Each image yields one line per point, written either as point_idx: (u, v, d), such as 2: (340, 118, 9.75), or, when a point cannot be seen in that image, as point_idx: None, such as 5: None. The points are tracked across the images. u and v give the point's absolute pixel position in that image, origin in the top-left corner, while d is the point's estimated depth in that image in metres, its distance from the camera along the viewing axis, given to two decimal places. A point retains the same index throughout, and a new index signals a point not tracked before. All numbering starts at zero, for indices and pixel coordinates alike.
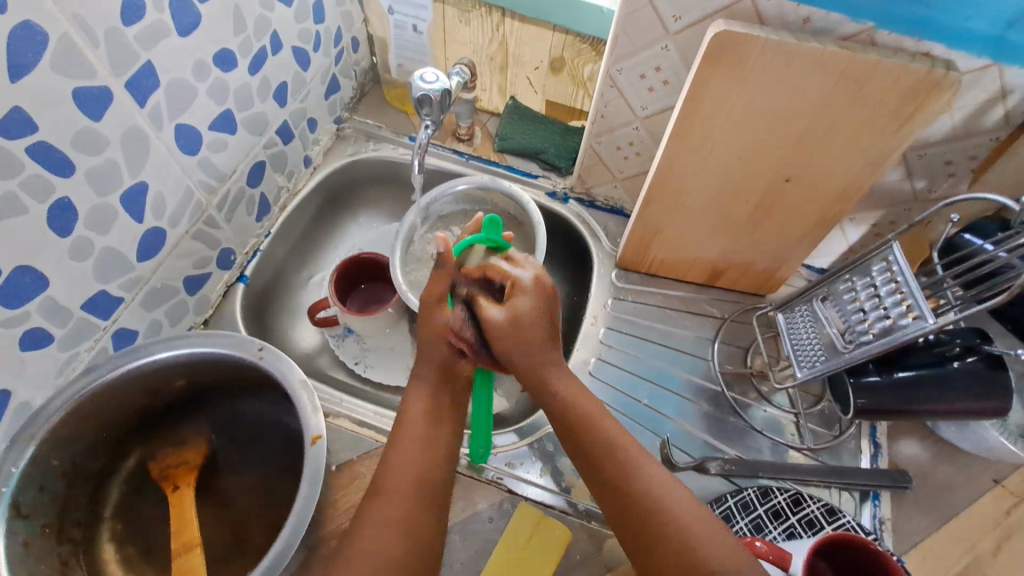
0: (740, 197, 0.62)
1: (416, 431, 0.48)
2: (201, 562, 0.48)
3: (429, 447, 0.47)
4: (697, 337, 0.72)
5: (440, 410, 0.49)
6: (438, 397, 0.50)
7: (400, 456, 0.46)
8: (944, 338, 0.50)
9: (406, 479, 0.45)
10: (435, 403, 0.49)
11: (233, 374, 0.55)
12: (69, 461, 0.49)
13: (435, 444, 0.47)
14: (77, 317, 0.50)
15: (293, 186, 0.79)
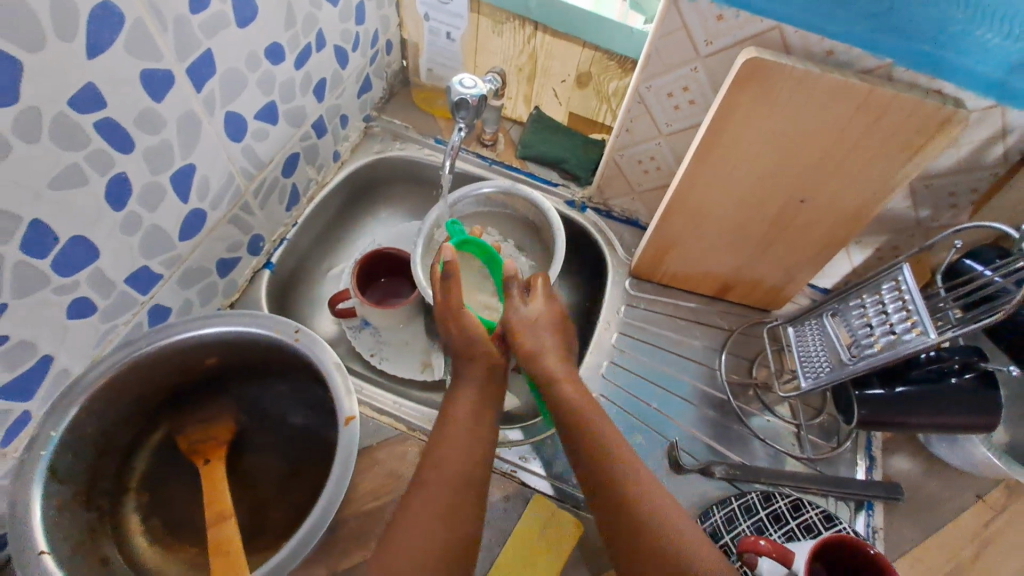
0: (755, 214, 0.66)
1: (459, 428, 0.51)
2: (232, 532, 0.46)
3: (468, 441, 0.50)
4: (705, 346, 0.75)
5: (479, 414, 0.53)
6: (478, 399, 0.55)
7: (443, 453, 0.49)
8: (944, 354, 0.52)
9: (450, 470, 0.48)
10: (480, 403, 0.54)
11: (264, 355, 0.56)
12: (103, 429, 0.50)
13: (473, 444, 0.50)
14: (119, 290, 0.51)
15: (321, 178, 0.81)
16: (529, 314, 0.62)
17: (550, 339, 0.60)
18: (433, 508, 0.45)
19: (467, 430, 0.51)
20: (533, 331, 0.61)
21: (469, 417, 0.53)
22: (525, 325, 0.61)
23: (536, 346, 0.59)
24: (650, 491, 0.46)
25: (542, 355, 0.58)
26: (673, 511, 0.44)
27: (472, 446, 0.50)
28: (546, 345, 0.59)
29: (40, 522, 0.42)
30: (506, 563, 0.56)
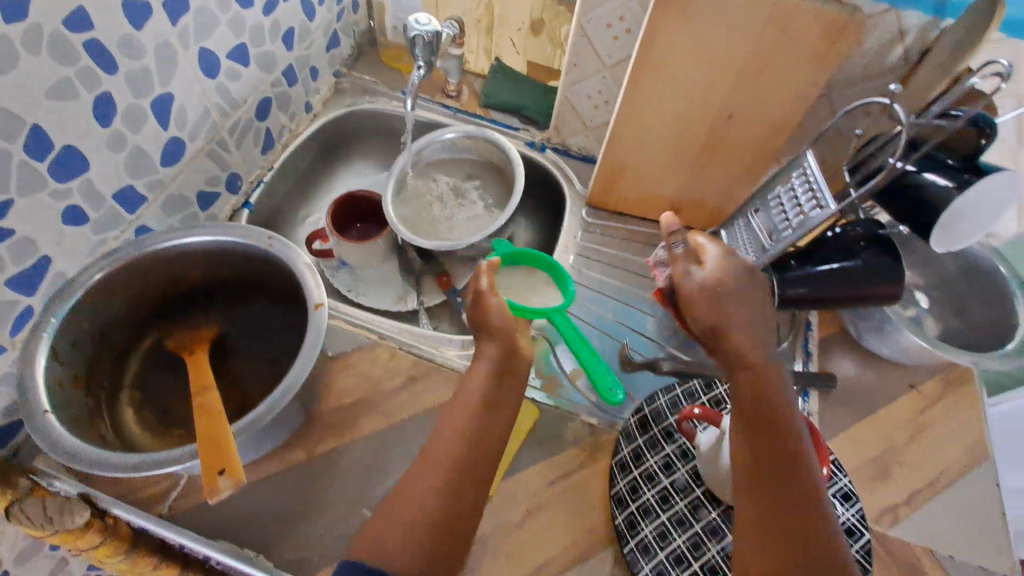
0: (691, 133, 0.72)
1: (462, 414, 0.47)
2: (215, 398, 0.49)
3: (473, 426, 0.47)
4: (656, 265, 0.82)
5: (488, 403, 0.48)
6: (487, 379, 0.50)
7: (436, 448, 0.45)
8: (847, 228, 0.59)
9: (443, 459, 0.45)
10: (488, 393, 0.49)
11: (243, 267, 0.62)
12: (99, 327, 0.55)
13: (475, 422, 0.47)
14: (108, 204, 0.57)
15: (294, 127, 0.86)
16: (706, 279, 0.50)
17: (743, 313, 0.49)
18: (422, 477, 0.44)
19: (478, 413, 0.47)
20: (714, 304, 0.49)
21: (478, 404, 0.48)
22: (700, 297, 0.50)
23: (717, 315, 0.49)
24: (799, 471, 0.43)
25: (726, 328, 0.48)
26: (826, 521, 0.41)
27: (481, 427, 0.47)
28: (742, 319, 0.48)
29: (45, 392, 0.48)
30: None
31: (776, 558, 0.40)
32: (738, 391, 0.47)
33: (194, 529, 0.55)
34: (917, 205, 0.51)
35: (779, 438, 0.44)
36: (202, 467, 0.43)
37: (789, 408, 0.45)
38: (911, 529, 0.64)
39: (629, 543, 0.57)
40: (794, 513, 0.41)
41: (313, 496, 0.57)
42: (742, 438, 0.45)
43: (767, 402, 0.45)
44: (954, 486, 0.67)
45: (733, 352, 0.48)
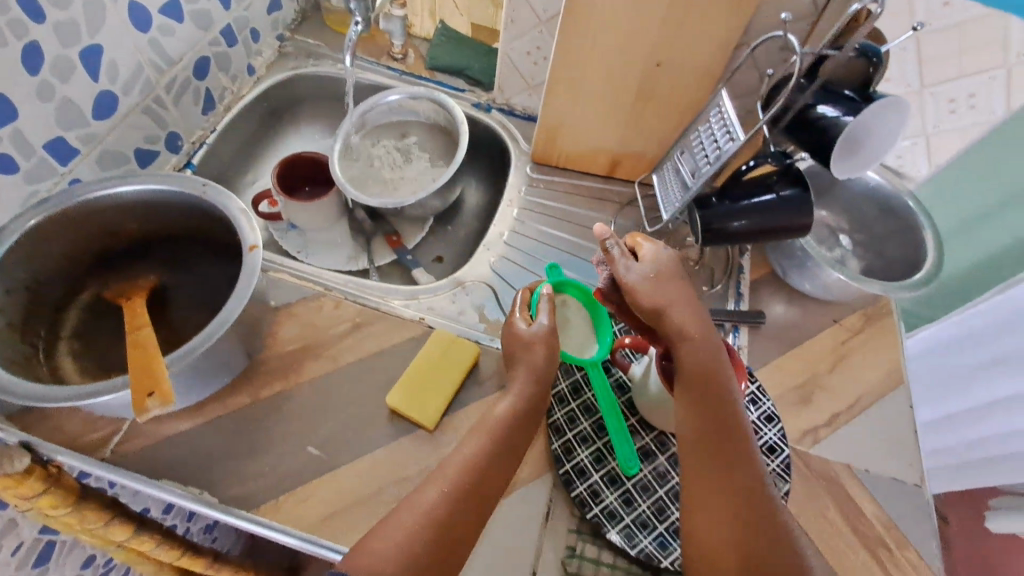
0: (623, 84, 0.74)
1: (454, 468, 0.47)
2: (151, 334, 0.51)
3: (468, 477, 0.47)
4: (599, 217, 0.84)
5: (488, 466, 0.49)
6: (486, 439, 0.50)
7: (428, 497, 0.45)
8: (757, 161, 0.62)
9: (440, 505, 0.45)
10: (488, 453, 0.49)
11: (181, 218, 0.62)
12: (35, 276, 0.56)
13: (468, 469, 0.48)
14: (38, 155, 0.57)
15: (237, 90, 0.86)
16: (645, 271, 0.56)
17: (682, 307, 0.55)
18: (415, 516, 0.44)
19: (473, 463, 0.48)
20: (657, 293, 0.55)
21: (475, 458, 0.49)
22: (645, 290, 0.55)
23: (660, 298, 0.54)
24: (739, 455, 0.49)
25: (667, 308, 0.54)
26: (745, 451, 0.49)
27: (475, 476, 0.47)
28: (682, 310, 0.54)
29: None
30: (408, 380, 0.62)
31: (709, 486, 0.48)
32: (682, 372, 0.53)
33: (138, 469, 0.56)
34: (819, 130, 0.56)
35: (713, 386, 0.51)
36: (131, 390, 0.46)
37: (726, 394, 0.51)
38: (831, 448, 0.68)
39: (564, 466, 0.60)
40: (716, 449, 0.49)
41: (258, 435, 0.59)
42: (682, 394, 0.52)
43: (708, 390, 0.51)
44: (871, 409, 0.72)
45: (676, 339, 0.53)
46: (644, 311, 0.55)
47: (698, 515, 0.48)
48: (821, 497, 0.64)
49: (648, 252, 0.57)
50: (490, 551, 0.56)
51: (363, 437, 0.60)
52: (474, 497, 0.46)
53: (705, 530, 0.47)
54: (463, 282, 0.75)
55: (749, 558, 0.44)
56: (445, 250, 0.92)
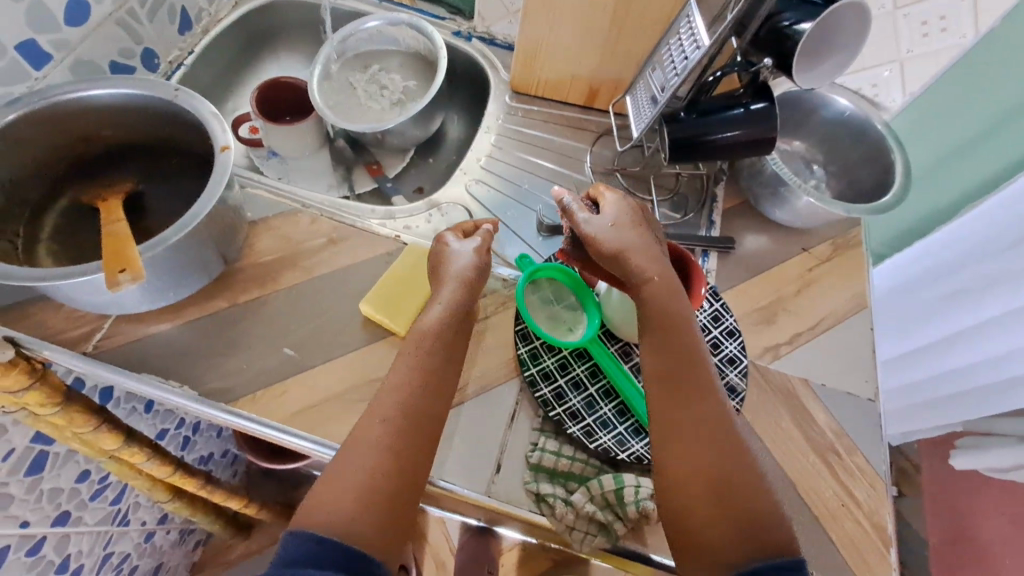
0: (600, 4, 0.73)
1: (388, 399, 0.49)
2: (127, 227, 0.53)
3: (403, 410, 0.48)
4: (576, 145, 0.85)
5: (424, 392, 0.50)
6: (423, 364, 0.51)
7: (366, 434, 0.47)
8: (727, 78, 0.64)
9: (376, 445, 0.46)
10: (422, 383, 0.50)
11: (155, 125, 0.63)
12: (10, 176, 0.57)
13: (411, 399, 0.49)
14: (10, 55, 0.57)
15: (214, 12, 0.85)
16: (605, 220, 0.56)
17: (646, 258, 0.54)
18: (365, 460, 0.45)
19: (408, 392, 0.49)
20: (622, 243, 0.54)
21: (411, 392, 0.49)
22: (607, 239, 0.55)
23: (621, 244, 0.54)
24: (704, 405, 0.50)
25: (628, 252, 0.54)
26: (711, 389, 0.51)
27: (409, 408, 0.48)
28: (643, 258, 0.54)
29: None
30: (381, 289, 0.64)
31: (676, 434, 0.49)
32: (648, 323, 0.53)
33: (119, 364, 0.58)
34: (782, 36, 0.57)
35: (675, 334, 0.52)
36: (103, 268, 0.49)
37: (689, 346, 0.52)
38: (792, 364, 0.71)
39: (530, 368, 0.62)
40: (683, 391, 0.51)
41: (233, 337, 0.61)
42: (647, 341, 0.53)
43: (670, 338, 0.52)
44: (833, 332, 0.74)
45: (640, 289, 0.54)
46: (608, 264, 0.55)
47: (668, 454, 0.49)
48: (778, 407, 0.67)
49: (611, 198, 0.57)
50: (460, 445, 0.58)
51: (336, 340, 0.62)
52: (412, 434, 0.48)
53: (677, 467, 0.48)
54: (439, 204, 0.77)
55: (720, 485, 0.47)
56: (424, 179, 0.93)
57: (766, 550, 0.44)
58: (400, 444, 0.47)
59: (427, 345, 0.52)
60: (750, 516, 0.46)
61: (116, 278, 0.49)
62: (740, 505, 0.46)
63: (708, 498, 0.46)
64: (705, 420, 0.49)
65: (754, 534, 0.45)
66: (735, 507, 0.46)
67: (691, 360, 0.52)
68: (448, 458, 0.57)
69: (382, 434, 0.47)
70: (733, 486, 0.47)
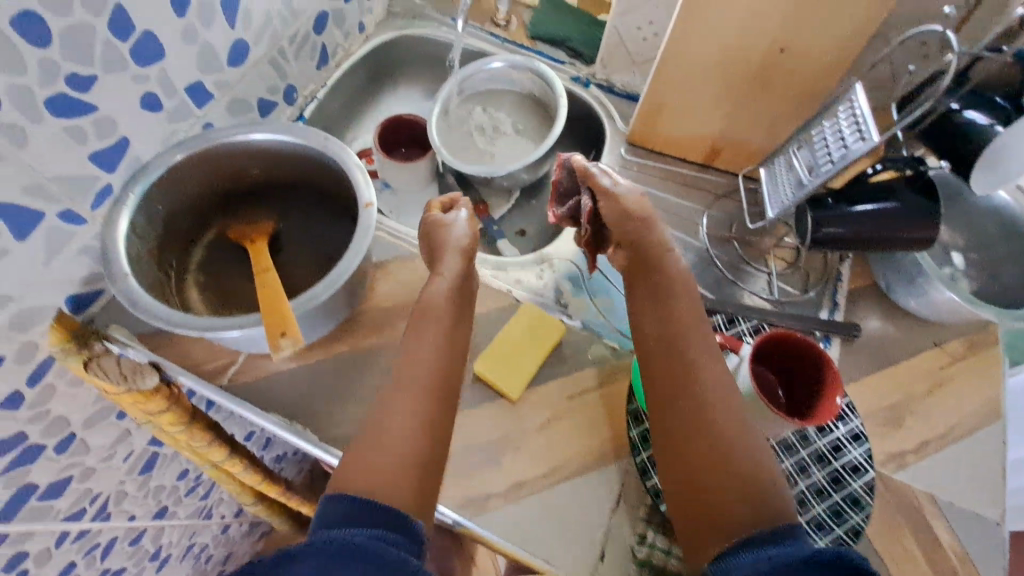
0: (740, 68, 0.70)
1: (408, 352, 0.51)
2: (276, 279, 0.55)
3: (417, 355, 0.50)
4: (692, 206, 0.82)
5: (445, 349, 0.51)
6: (436, 322, 0.53)
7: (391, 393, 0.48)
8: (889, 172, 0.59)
9: (400, 393, 0.48)
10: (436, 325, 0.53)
11: (298, 167, 0.65)
12: (170, 212, 0.60)
13: (428, 350, 0.51)
14: (180, 97, 0.60)
15: (347, 47, 0.88)
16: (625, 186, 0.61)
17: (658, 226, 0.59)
18: (400, 421, 0.46)
19: (431, 344, 0.51)
20: (638, 207, 0.59)
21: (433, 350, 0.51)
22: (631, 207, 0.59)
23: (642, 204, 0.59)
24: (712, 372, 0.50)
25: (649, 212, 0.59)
26: (712, 364, 0.51)
27: (428, 357, 0.50)
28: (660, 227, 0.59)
29: (124, 258, 0.51)
30: (495, 354, 0.64)
31: (688, 407, 0.49)
32: (655, 281, 0.57)
33: (249, 400, 0.61)
34: (963, 137, 0.55)
35: (678, 297, 0.55)
36: (265, 331, 0.51)
37: (690, 313, 0.54)
38: (917, 474, 0.66)
39: (642, 454, 0.60)
40: (682, 369, 0.51)
41: (354, 384, 0.62)
42: (650, 302, 0.56)
43: (674, 299, 0.55)
44: (967, 441, 0.68)
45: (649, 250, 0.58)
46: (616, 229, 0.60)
47: (671, 432, 0.49)
48: (903, 521, 0.63)
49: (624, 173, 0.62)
50: (566, 525, 0.57)
51: None
52: (435, 381, 0.49)
53: (684, 445, 0.48)
54: (551, 258, 0.76)
55: (722, 457, 0.46)
56: (527, 222, 0.91)
57: (770, 522, 0.43)
58: (417, 407, 0.47)
59: (444, 320, 0.53)
60: (755, 486, 0.44)
61: (278, 344, 0.51)
62: (751, 476, 0.45)
63: (722, 464, 0.46)
64: (701, 392, 0.49)
65: (761, 505, 0.44)
66: (743, 486, 0.45)
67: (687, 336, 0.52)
68: (533, 527, 0.57)
69: (407, 395, 0.48)
70: (741, 458, 0.46)
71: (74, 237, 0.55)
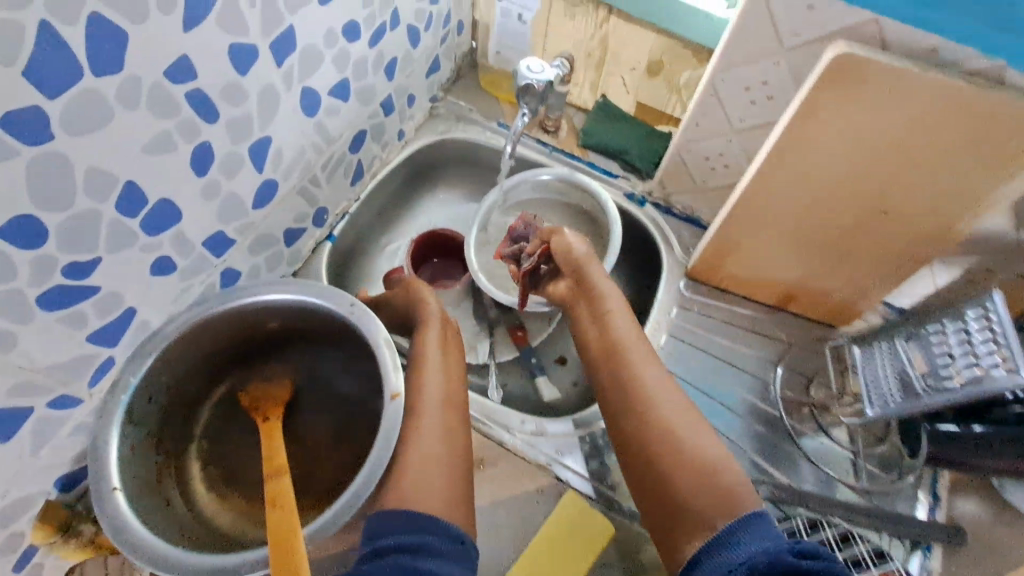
0: (832, 222, 0.61)
1: (426, 363, 0.54)
2: (288, 485, 0.48)
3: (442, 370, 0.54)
4: (760, 357, 0.73)
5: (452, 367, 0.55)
6: (443, 339, 0.57)
7: (420, 390, 0.52)
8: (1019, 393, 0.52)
9: (428, 406, 0.51)
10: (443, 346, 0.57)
11: (320, 323, 0.59)
12: (173, 382, 0.55)
13: (448, 365, 0.55)
14: (197, 252, 0.55)
15: (384, 156, 0.82)
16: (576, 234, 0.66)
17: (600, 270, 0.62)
18: (435, 440, 0.49)
19: (439, 356, 0.55)
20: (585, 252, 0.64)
21: (440, 357, 0.55)
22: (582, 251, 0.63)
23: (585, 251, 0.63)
24: (667, 405, 0.49)
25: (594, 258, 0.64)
26: (657, 376, 0.52)
27: (448, 375, 0.54)
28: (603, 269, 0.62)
29: (115, 456, 0.47)
30: (535, 552, 0.58)
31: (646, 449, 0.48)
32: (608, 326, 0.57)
33: None
34: None
35: (631, 331, 0.56)
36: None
37: (638, 352, 0.54)
38: None
39: None
40: (628, 388, 0.52)
41: None
42: (598, 340, 0.57)
43: (637, 342, 0.55)
44: None
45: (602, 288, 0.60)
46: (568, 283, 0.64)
47: (635, 455, 0.49)
48: None
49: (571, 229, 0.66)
50: None
51: None
52: (456, 394, 0.53)
53: (643, 457, 0.48)
54: (593, 424, 0.67)
55: (681, 460, 0.46)
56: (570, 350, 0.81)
57: (734, 501, 0.43)
58: (440, 423, 0.50)
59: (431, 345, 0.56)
60: (714, 475, 0.44)
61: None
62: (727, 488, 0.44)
63: (702, 499, 0.43)
64: (654, 408, 0.49)
65: (722, 491, 0.43)
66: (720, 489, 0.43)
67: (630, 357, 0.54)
68: None
69: (440, 416, 0.51)
70: (715, 478, 0.44)
71: (67, 420, 0.49)
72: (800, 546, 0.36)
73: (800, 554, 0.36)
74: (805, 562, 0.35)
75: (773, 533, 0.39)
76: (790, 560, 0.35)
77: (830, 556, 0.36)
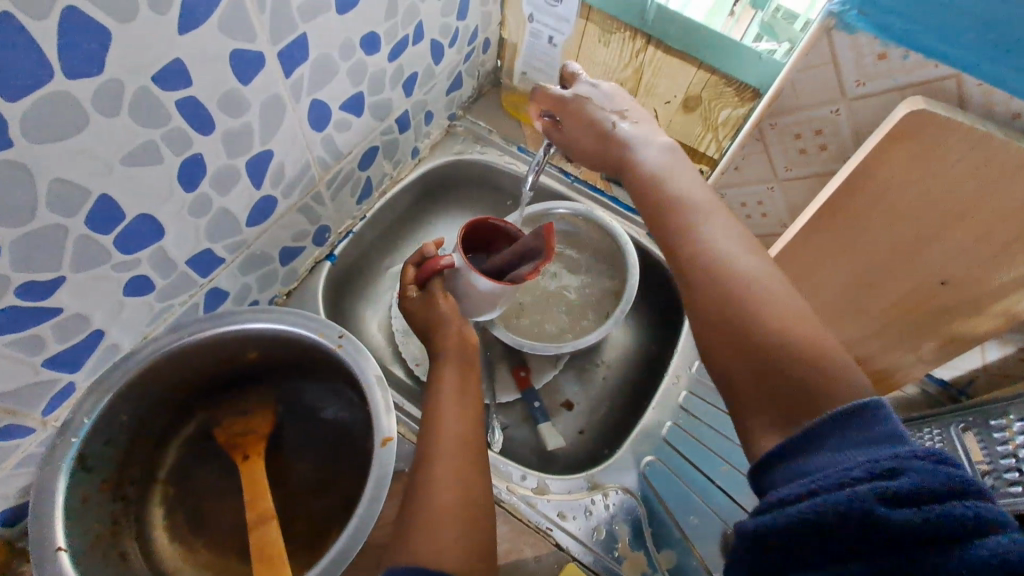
0: (880, 289, 0.56)
1: (449, 395, 0.51)
2: (279, 534, 0.46)
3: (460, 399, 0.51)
4: None
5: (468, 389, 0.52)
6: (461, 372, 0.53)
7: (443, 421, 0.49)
8: None
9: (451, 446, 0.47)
10: (462, 374, 0.53)
11: (312, 354, 0.54)
12: (138, 415, 0.50)
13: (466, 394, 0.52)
14: (179, 271, 0.49)
15: (396, 174, 0.77)
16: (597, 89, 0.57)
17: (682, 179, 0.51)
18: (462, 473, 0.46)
19: (457, 384, 0.52)
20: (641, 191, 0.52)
21: (457, 386, 0.52)
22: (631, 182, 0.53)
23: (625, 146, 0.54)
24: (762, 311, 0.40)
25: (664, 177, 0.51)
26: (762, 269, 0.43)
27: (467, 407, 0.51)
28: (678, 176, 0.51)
29: (62, 516, 0.42)
30: None
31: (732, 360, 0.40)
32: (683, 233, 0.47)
33: None
34: None
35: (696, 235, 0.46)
36: None
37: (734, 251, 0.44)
38: None
39: None
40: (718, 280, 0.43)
41: None
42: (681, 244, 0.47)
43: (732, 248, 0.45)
44: None
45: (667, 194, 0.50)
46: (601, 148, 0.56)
47: (724, 352, 0.41)
48: None
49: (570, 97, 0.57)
50: None
51: None
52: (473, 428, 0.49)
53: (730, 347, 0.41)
54: (604, 487, 0.61)
55: (793, 384, 0.37)
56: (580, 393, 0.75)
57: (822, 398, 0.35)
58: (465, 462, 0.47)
59: (453, 371, 0.53)
60: (818, 403, 0.35)
61: None
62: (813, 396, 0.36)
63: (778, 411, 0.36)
64: (735, 297, 0.42)
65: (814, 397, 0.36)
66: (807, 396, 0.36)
67: (721, 266, 0.44)
68: None
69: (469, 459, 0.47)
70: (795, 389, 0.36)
71: (13, 451, 0.43)
72: (894, 483, 0.27)
73: (895, 498, 0.27)
74: (900, 510, 0.26)
75: (873, 440, 0.30)
76: (880, 512, 0.26)
77: (947, 491, 0.27)
